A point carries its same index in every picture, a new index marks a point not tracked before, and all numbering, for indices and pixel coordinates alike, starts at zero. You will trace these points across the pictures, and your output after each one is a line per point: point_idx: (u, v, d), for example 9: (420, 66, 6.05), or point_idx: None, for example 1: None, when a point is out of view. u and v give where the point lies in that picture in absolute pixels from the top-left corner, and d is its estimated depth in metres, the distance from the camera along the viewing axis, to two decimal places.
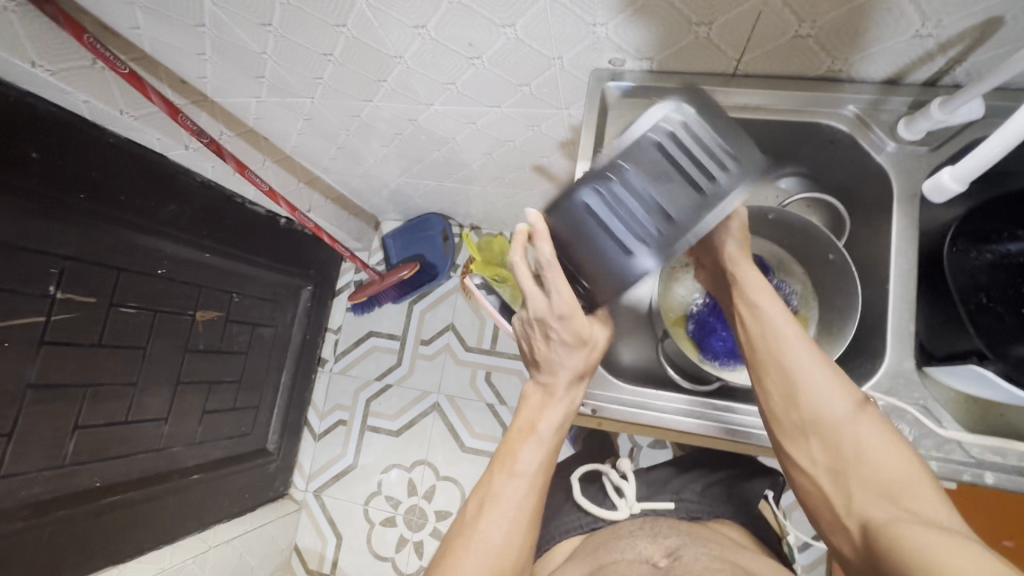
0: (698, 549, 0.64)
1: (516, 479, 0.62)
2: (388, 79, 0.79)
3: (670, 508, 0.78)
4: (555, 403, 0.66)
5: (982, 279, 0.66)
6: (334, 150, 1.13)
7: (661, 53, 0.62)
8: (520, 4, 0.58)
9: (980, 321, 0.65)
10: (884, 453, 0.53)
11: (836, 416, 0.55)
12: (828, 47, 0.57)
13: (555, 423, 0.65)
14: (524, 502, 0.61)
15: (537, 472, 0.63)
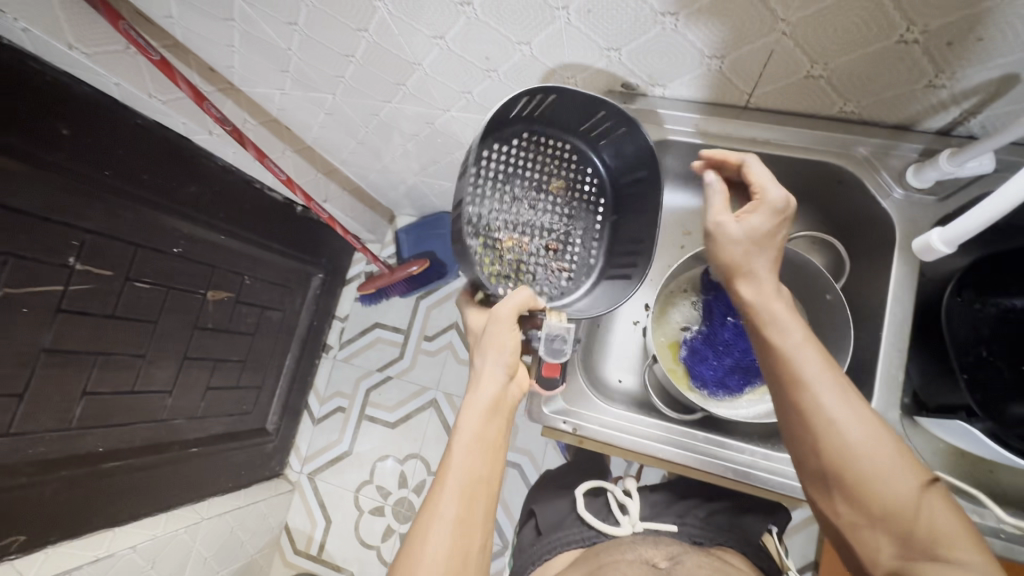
0: (699, 559, 0.68)
1: (449, 488, 0.53)
2: (407, 83, 0.81)
3: (673, 531, 0.76)
4: (482, 393, 0.58)
5: (984, 331, 0.65)
6: (354, 145, 1.15)
7: (674, 81, 0.63)
8: (536, 24, 0.59)
9: (977, 375, 0.64)
10: (905, 492, 0.47)
11: (857, 456, 0.49)
12: (839, 89, 0.57)
13: (484, 415, 0.57)
14: (461, 511, 0.52)
15: (473, 471, 0.54)
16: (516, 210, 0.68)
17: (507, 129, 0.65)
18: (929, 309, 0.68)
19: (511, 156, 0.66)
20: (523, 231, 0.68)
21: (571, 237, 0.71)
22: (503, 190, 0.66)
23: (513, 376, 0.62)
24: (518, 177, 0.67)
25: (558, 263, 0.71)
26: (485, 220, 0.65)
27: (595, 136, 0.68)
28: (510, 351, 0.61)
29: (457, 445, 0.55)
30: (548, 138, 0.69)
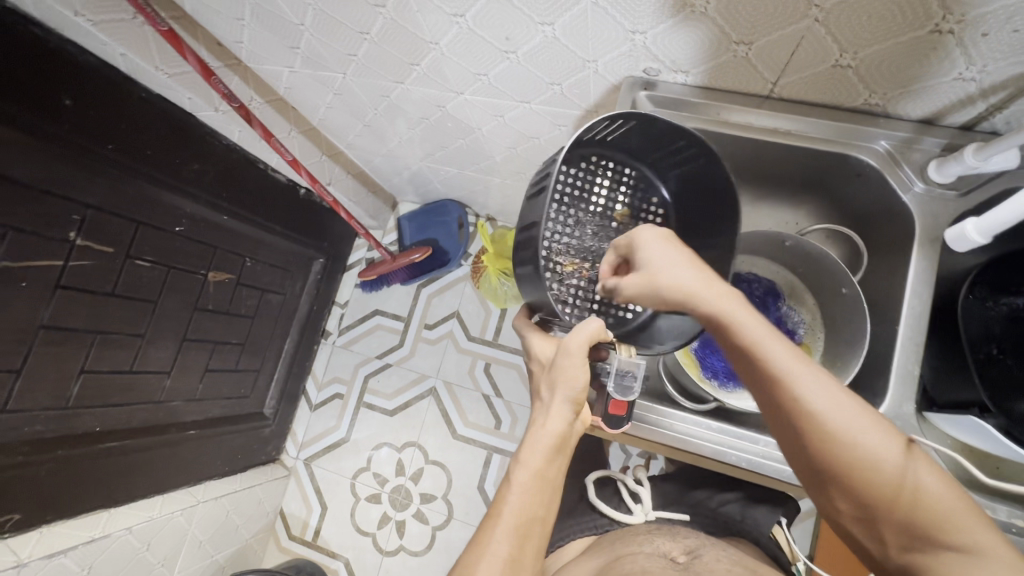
0: (718, 551, 0.68)
1: (500, 527, 0.56)
2: (421, 63, 0.79)
3: (686, 519, 0.79)
4: (544, 433, 0.61)
5: (994, 329, 0.65)
6: (360, 127, 1.13)
7: (697, 68, 0.62)
8: (562, 3, 0.57)
9: (986, 372, 0.64)
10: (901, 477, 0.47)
11: (852, 452, 0.48)
12: (867, 80, 0.56)
13: (543, 457, 0.60)
14: (511, 549, 0.54)
15: (526, 512, 0.57)
16: (583, 236, 0.71)
17: (575, 155, 0.70)
18: (941, 307, 0.69)
19: (580, 182, 0.71)
20: (589, 256, 0.71)
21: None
22: (569, 213, 0.70)
23: (578, 414, 0.64)
24: (585, 202, 0.71)
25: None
26: (553, 241, 0.69)
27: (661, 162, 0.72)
28: (580, 391, 0.62)
29: (515, 484, 0.58)
30: (614, 166, 0.73)
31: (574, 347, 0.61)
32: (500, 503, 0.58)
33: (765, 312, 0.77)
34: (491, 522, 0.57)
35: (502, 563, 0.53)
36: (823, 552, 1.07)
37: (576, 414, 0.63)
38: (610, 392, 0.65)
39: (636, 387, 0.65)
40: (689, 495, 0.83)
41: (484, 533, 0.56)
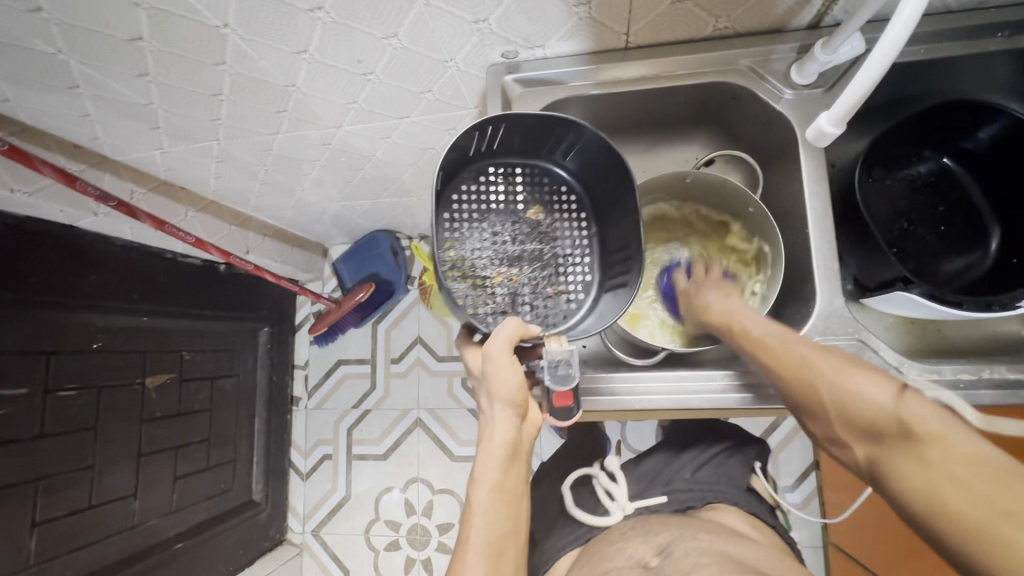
0: (687, 542, 0.70)
1: (470, 554, 0.57)
2: (288, 108, 0.77)
3: (664, 501, 0.85)
4: (495, 447, 0.61)
5: (901, 205, 0.70)
6: (259, 187, 1.09)
7: (550, 40, 0.62)
8: (394, 14, 0.56)
9: (906, 245, 0.69)
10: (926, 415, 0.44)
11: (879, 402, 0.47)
12: (707, 9, 0.58)
13: (496, 472, 0.60)
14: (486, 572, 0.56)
15: (489, 531, 0.58)
16: (501, 244, 0.69)
17: (472, 170, 0.69)
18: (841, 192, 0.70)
19: (486, 195, 0.70)
20: (512, 263, 0.69)
21: (562, 256, 0.72)
22: (481, 227, 0.69)
23: (524, 417, 0.63)
24: (494, 212, 0.70)
25: (555, 286, 0.71)
26: (469, 259, 0.68)
27: (559, 153, 0.70)
28: (515, 395, 0.61)
29: (477, 505, 0.59)
30: (514, 166, 0.71)
31: (495, 348, 0.61)
32: (465, 526, 0.59)
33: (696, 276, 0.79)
34: (461, 552, 0.58)
35: None
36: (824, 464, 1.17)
37: (520, 418, 0.62)
38: (550, 385, 0.63)
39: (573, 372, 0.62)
40: (665, 474, 0.90)
41: (458, 554, 0.58)
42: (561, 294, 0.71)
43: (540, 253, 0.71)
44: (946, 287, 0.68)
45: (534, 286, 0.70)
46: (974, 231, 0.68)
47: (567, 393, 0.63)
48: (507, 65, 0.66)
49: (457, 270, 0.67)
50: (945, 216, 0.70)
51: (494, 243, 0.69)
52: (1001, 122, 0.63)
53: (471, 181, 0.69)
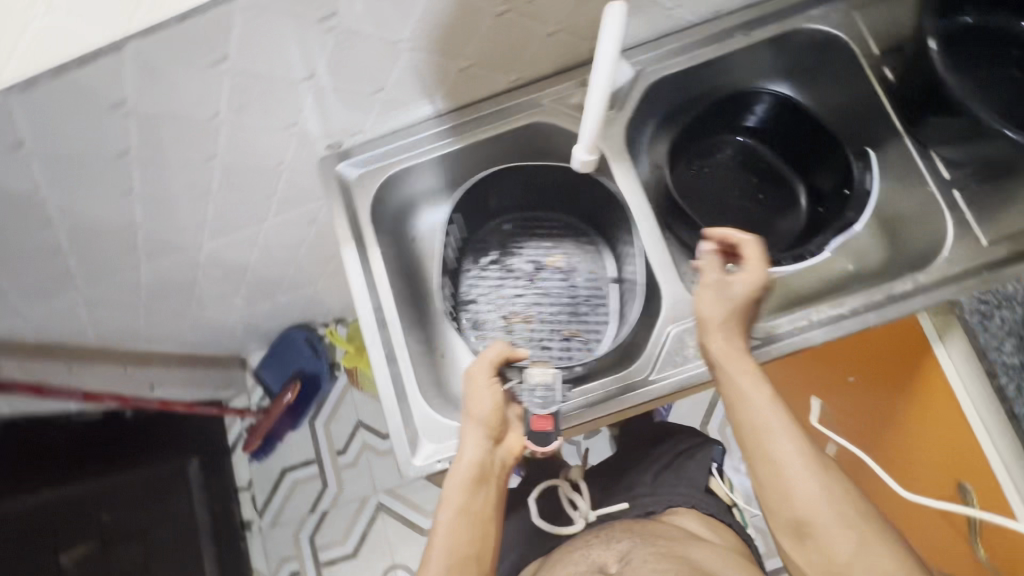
0: (645, 549, 0.73)
1: (428, 571, 0.57)
2: (140, 244, 0.76)
3: (626, 508, 0.88)
4: (459, 470, 0.59)
5: (723, 185, 0.77)
6: (144, 321, 1.06)
7: (365, 125, 0.68)
8: (204, 139, 0.59)
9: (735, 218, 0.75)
10: (849, 547, 0.49)
11: (814, 512, 0.50)
12: (494, 71, 0.64)
13: (458, 494, 0.58)
14: None
15: (450, 557, 0.57)
16: (519, 292, 0.76)
17: (503, 223, 0.78)
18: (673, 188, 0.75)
19: (523, 249, 0.78)
20: (530, 310, 0.74)
21: (582, 298, 0.75)
22: (501, 278, 0.76)
23: (497, 442, 0.61)
24: (516, 261, 0.77)
25: (574, 328, 0.73)
26: (487, 307, 0.75)
27: (576, 203, 0.76)
28: (489, 414, 0.60)
29: (441, 522, 0.58)
30: (535, 219, 0.79)
31: (476, 371, 0.61)
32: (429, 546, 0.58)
33: None
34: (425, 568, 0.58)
35: None
36: None
37: (491, 441, 0.60)
38: None
39: (555, 395, 0.64)
40: (630, 479, 0.92)
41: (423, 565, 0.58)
42: (585, 337, 0.73)
43: (560, 297, 0.75)
44: (779, 243, 0.74)
45: (552, 330, 0.73)
46: (786, 188, 0.77)
47: (544, 415, 0.61)
48: (335, 153, 0.70)
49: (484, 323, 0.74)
50: (762, 181, 0.77)
51: (511, 291, 0.76)
52: (767, 98, 0.72)
53: (506, 231, 0.78)
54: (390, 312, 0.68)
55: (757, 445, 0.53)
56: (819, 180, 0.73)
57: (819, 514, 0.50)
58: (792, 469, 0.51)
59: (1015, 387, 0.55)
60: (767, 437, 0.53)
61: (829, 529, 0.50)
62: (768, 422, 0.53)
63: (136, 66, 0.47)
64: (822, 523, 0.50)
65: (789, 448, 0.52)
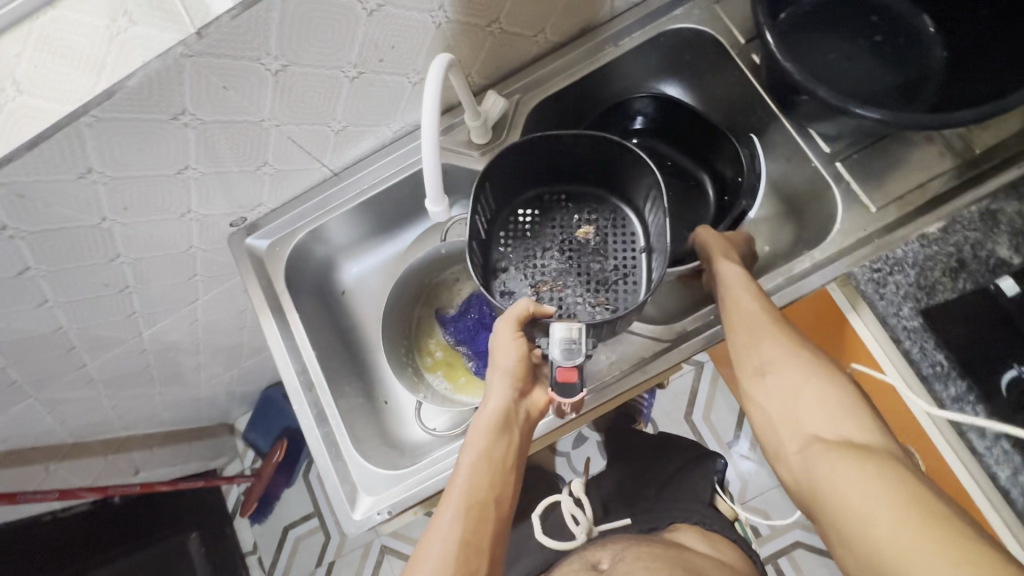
0: (640, 547, 0.72)
1: (445, 510, 0.52)
2: (77, 343, 0.78)
3: (627, 523, 0.85)
4: (486, 408, 0.57)
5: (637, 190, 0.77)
6: (112, 410, 1.08)
7: (263, 197, 0.70)
8: (102, 241, 0.61)
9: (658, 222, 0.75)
10: (816, 416, 0.51)
11: (787, 388, 0.53)
12: (373, 125, 0.66)
13: (481, 434, 0.55)
14: (462, 529, 0.50)
15: (470, 497, 0.52)
16: (549, 260, 0.67)
17: (526, 196, 0.70)
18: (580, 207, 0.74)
19: (538, 215, 0.70)
20: (558, 278, 0.66)
21: (613, 268, 0.67)
22: (529, 247, 0.68)
23: (523, 392, 0.59)
24: (541, 234, 0.69)
25: (602, 297, 0.65)
26: (513, 274, 0.67)
27: (604, 170, 0.68)
28: (514, 364, 0.57)
29: (461, 467, 0.54)
30: (560, 190, 0.71)
31: (501, 323, 0.59)
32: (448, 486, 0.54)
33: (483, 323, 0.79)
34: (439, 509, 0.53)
35: (447, 544, 0.49)
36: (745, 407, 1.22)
37: (518, 391, 0.58)
38: (555, 359, 0.55)
39: (581, 347, 0.54)
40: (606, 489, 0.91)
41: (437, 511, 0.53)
42: (614, 305, 0.65)
43: (588, 267, 0.67)
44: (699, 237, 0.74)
45: (574, 300, 0.65)
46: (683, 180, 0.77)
47: (572, 370, 0.54)
48: (240, 227, 0.72)
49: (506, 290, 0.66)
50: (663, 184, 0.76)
51: (535, 259, 0.68)
52: (647, 102, 0.73)
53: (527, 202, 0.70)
54: (316, 372, 0.69)
55: (743, 336, 0.57)
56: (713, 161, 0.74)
57: (795, 392, 0.53)
58: (758, 337, 0.56)
59: (919, 349, 0.56)
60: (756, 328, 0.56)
61: (798, 401, 0.53)
62: (755, 319, 0.57)
63: (5, 194, 0.49)
64: (793, 396, 0.53)
65: (774, 339, 0.55)
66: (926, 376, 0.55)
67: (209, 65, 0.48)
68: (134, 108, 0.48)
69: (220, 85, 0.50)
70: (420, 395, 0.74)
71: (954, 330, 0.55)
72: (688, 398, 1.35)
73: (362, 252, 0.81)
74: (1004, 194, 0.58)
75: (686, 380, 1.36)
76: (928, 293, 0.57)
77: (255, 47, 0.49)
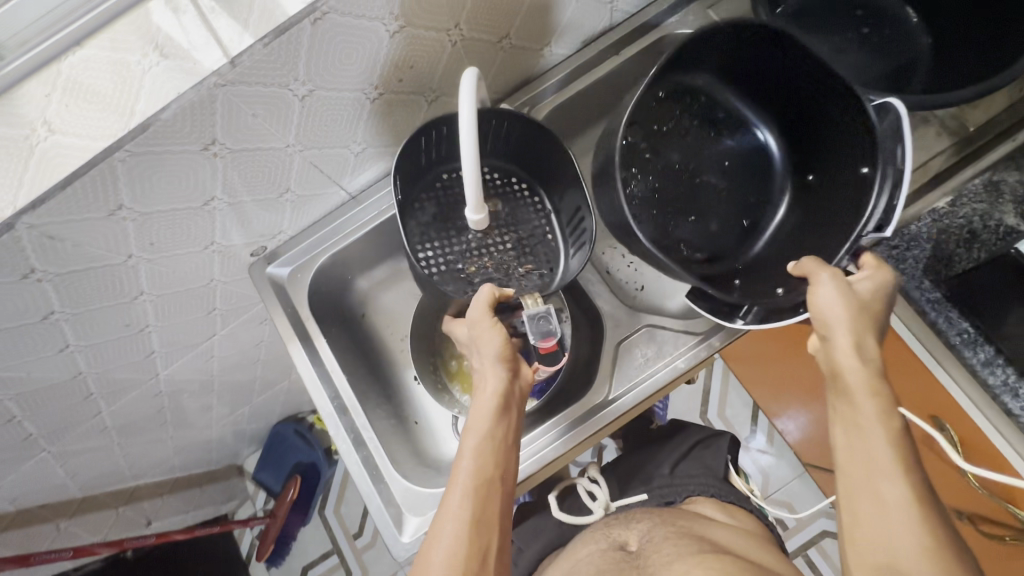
0: (666, 526, 0.71)
1: (449, 515, 0.49)
2: (94, 390, 0.76)
3: (644, 499, 0.81)
4: (484, 403, 0.54)
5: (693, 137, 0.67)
6: (124, 460, 1.04)
7: (283, 225, 0.69)
8: (126, 280, 0.60)
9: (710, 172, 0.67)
10: None
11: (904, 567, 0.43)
12: (389, 144, 0.67)
13: (483, 436, 0.52)
14: (472, 516, 0.49)
15: (469, 519, 0.49)
16: (470, 234, 0.66)
17: (428, 174, 0.68)
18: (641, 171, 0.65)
19: (464, 199, 0.68)
20: (480, 252, 0.66)
21: (528, 236, 0.68)
22: (448, 225, 0.66)
23: (517, 373, 0.57)
24: (455, 208, 0.67)
25: (526, 264, 0.67)
26: (441, 255, 0.65)
27: (504, 143, 0.68)
28: (500, 347, 0.55)
29: (461, 463, 0.52)
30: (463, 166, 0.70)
31: (478, 314, 0.57)
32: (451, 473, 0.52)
33: None
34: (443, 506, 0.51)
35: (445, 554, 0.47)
36: (761, 395, 1.23)
37: (513, 375, 0.56)
38: (534, 337, 0.59)
39: (552, 321, 0.59)
40: None
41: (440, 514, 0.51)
42: (539, 270, 0.67)
43: (504, 236, 0.67)
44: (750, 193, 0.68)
45: (504, 271, 0.66)
46: (772, 161, 0.69)
47: (552, 343, 0.59)
48: (261, 256, 0.72)
49: (436, 273, 0.63)
50: (739, 161, 0.68)
51: (457, 236, 0.66)
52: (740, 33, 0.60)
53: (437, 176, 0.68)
54: (349, 397, 0.68)
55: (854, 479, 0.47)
56: (832, 146, 0.63)
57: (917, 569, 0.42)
58: (888, 519, 0.45)
59: (945, 319, 0.59)
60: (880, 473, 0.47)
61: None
62: (875, 452, 0.47)
63: (37, 237, 0.48)
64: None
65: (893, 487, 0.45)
66: (955, 345, 0.59)
67: (239, 93, 0.49)
68: (166, 140, 0.48)
69: (249, 112, 0.51)
70: (455, 411, 0.75)
71: (978, 295, 0.57)
72: (703, 397, 1.36)
73: (381, 272, 0.81)
74: (1004, 164, 0.61)
75: (698, 380, 1.37)
76: (947, 264, 0.60)
77: (283, 74, 0.50)
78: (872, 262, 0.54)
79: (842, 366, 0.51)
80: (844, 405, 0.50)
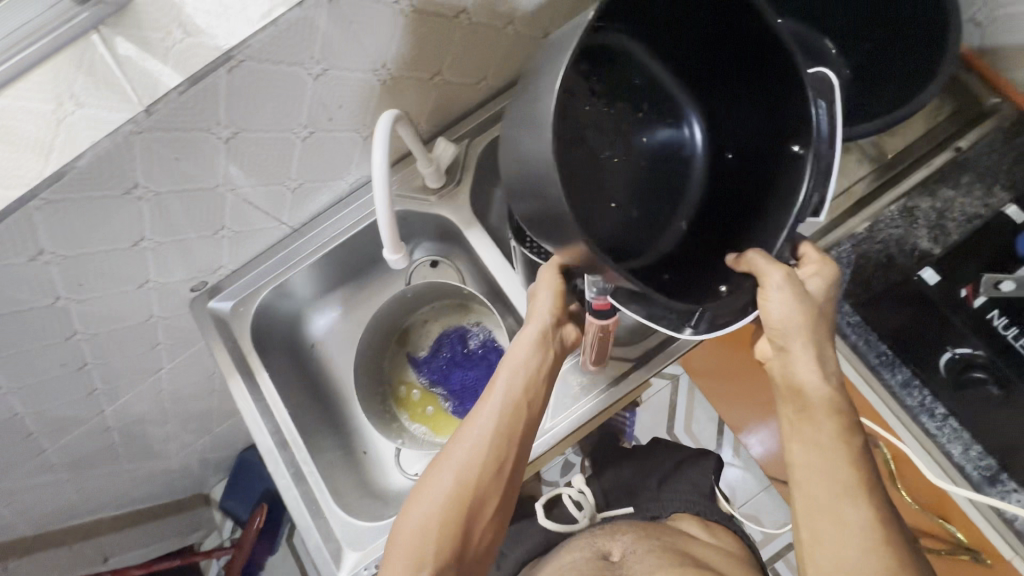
0: (651, 540, 0.70)
1: (468, 429, 0.56)
2: (34, 429, 0.75)
3: (630, 511, 0.80)
4: (521, 348, 0.59)
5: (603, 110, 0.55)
6: (76, 497, 1.02)
7: (223, 260, 0.70)
8: (57, 321, 0.60)
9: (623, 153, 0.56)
10: None
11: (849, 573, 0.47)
12: (327, 178, 0.68)
13: (514, 378, 0.57)
14: (487, 443, 0.55)
15: (485, 448, 0.55)
16: None
17: None
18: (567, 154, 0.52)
19: None
20: None
21: None
22: None
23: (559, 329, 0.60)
24: None
25: None
26: None
27: None
28: (551, 306, 0.59)
29: (490, 398, 0.57)
30: None
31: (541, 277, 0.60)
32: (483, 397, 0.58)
33: (455, 358, 0.80)
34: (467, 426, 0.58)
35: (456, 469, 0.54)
36: (724, 409, 1.25)
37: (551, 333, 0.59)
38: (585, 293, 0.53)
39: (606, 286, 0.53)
40: None
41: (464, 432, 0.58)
42: None
43: None
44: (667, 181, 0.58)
45: None
46: (685, 138, 0.59)
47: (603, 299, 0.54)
48: (202, 291, 0.72)
49: None
50: (661, 140, 0.58)
51: None
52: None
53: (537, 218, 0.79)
54: (290, 431, 0.68)
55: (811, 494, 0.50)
56: (767, 130, 0.54)
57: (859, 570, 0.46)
58: (851, 539, 0.47)
59: (864, 341, 0.60)
60: (846, 500, 0.49)
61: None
62: (833, 467, 0.50)
63: None
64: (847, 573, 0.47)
65: (854, 510, 0.48)
66: (875, 366, 0.60)
67: (158, 138, 0.49)
68: (86, 186, 0.49)
69: (172, 156, 0.52)
70: (398, 442, 0.72)
71: (894, 322, 0.59)
72: (669, 413, 1.37)
73: (329, 302, 0.81)
74: (920, 190, 0.63)
75: (664, 396, 1.38)
76: (867, 287, 0.62)
77: (203, 118, 0.51)
78: (817, 257, 0.53)
79: (808, 386, 0.52)
80: (808, 424, 0.51)
